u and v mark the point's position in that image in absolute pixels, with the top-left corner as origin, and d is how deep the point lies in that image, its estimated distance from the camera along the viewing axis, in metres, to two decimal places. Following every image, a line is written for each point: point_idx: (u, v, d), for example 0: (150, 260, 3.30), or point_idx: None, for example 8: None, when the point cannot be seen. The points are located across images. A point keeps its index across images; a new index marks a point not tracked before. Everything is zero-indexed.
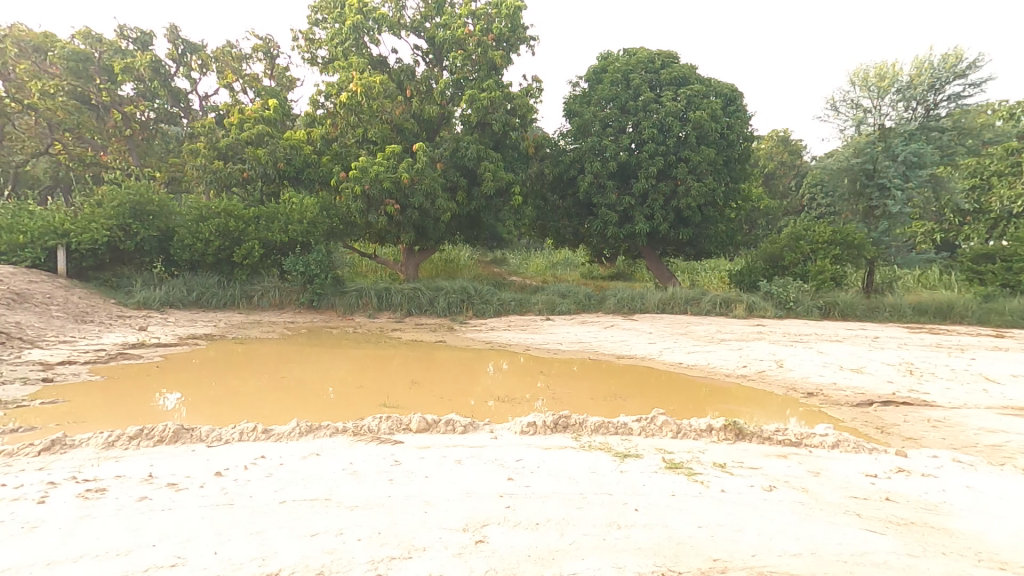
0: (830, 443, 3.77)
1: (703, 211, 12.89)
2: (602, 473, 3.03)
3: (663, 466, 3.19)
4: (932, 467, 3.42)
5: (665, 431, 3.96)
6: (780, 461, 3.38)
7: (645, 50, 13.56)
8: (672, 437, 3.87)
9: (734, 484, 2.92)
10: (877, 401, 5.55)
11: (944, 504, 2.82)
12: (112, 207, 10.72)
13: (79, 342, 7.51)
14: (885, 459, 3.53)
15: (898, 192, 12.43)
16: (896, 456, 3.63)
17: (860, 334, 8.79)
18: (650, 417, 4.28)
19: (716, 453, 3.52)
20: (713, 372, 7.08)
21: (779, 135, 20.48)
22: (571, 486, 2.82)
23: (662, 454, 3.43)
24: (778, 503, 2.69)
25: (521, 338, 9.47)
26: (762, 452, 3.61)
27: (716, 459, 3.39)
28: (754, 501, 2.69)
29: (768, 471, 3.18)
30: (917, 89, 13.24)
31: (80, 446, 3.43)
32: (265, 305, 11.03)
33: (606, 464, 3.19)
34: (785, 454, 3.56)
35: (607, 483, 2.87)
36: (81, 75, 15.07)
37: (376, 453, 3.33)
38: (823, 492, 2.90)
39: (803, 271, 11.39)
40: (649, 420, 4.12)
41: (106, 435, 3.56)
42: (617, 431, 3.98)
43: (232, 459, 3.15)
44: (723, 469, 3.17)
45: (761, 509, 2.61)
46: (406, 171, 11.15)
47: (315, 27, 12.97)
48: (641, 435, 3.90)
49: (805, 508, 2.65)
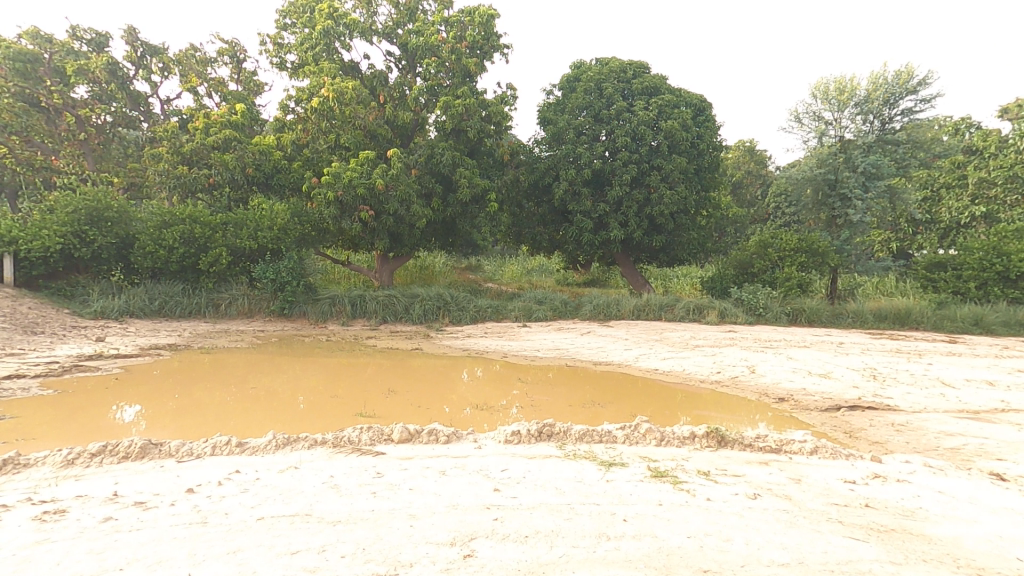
0: (808, 450, 3.85)
1: (675, 219, 13.16)
2: (589, 483, 3.02)
3: (648, 474, 3.20)
4: (905, 472, 3.53)
5: (648, 438, 3.97)
6: (762, 468, 3.44)
7: (617, 60, 13.85)
8: (655, 445, 3.88)
9: (719, 493, 2.94)
10: (844, 406, 5.73)
11: (920, 509, 2.91)
12: (67, 213, 10.20)
13: (30, 354, 7.11)
14: (862, 465, 3.63)
15: (859, 202, 12.48)
16: (871, 462, 3.73)
17: (826, 340, 9.08)
18: (632, 423, 4.30)
19: (699, 460, 3.56)
20: (689, 378, 7.19)
21: (745, 145, 21.05)
22: (558, 496, 2.80)
23: (646, 462, 3.44)
24: (763, 511, 2.72)
25: (498, 344, 9.43)
26: (743, 459, 3.66)
27: (699, 466, 3.42)
28: (740, 510, 2.72)
29: (752, 479, 3.22)
30: (873, 103, 13.36)
31: (35, 465, 3.20)
32: (233, 314, 10.70)
33: (592, 473, 3.18)
34: (766, 461, 3.63)
35: (593, 493, 2.86)
36: (30, 76, 14.39)
37: (357, 465, 3.24)
38: (805, 500, 2.95)
39: (771, 278, 11.75)
40: (633, 427, 4.13)
41: (64, 453, 3.34)
42: (602, 439, 3.98)
43: (204, 474, 3.02)
44: (707, 477, 3.21)
45: (746, 518, 2.64)
46: (380, 176, 10.98)
47: (284, 31, 12.74)
48: (625, 443, 3.90)
49: (790, 516, 2.69)
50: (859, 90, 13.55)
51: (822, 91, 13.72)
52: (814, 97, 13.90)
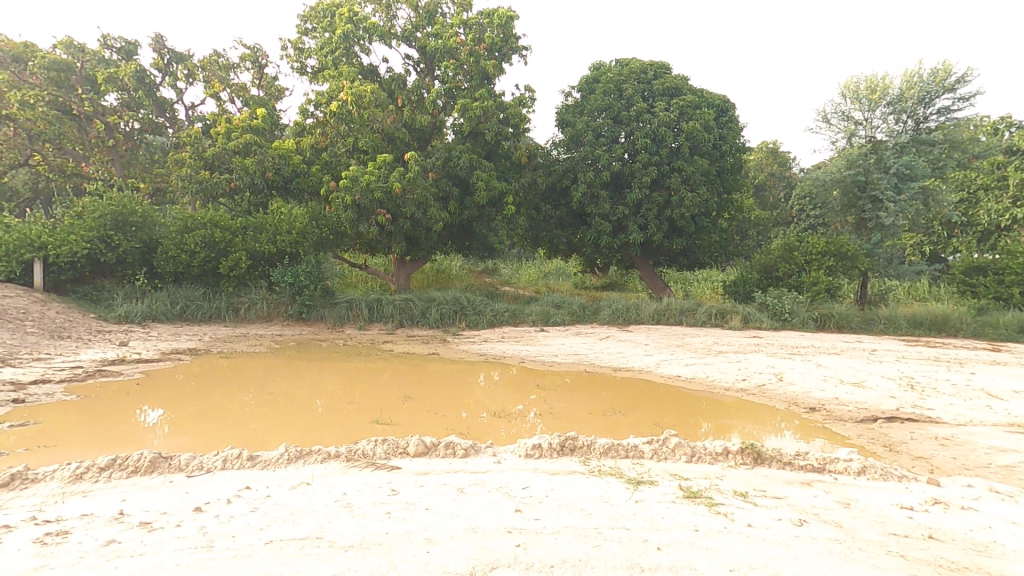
0: (855, 470, 3.61)
1: (696, 221, 12.89)
2: (616, 504, 2.85)
3: (680, 494, 3.01)
4: (969, 498, 3.27)
5: (678, 454, 3.78)
6: (806, 491, 3.22)
7: (637, 61, 13.64)
8: (686, 461, 3.69)
9: (760, 518, 2.74)
10: (881, 417, 5.45)
11: (994, 544, 2.66)
12: (93, 218, 10.35)
13: (55, 359, 7.19)
14: (918, 489, 3.38)
15: (892, 205, 12.08)
16: (928, 486, 3.47)
17: (857, 347, 8.73)
18: (660, 437, 4.11)
19: (735, 479, 3.35)
20: (713, 386, 6.94)
21: (768, 146, 20.59)
22: (585, 519, 2.64)
23: (678, 480, 3.25)
24: (812, 542, 2.51)
25: (515, 349, 9.28)
26: (784, 479, 3.44)
27: (736, 486, 3.22)
28: (786, 540, 2.51)
29: (794, 502, 3.01)
30: (907, 102, 12.74)
31: (43, 480, 3.14)
32: (251, 317, 10.77)
33: (619, 493, 3.00)
34: (809, 481, 3.41)
35: (623, 517, 2.68)
36: (63, 85, 14.88)
37: (372, 481, 3.12)
38: (858, 528, 2.73)
39: (797, 282, 11.41)
40: (661, 442, 3.94)
41: (73, 467, 3.28)
42: (628, 453, 3.80)
43: (213, 490, 2.93)
44: (745, 499, 3.00)
45: (793, 548, 2.44)
46: (397, 180, 10.95)
47: (305, 36, 12.84)
48: (653, 459, 3.72)
49: (843, 548, 2.48)
50: (892, 89, 12.99)
51: (852, 90, 13.20)
52: (843, 96, 13.42)
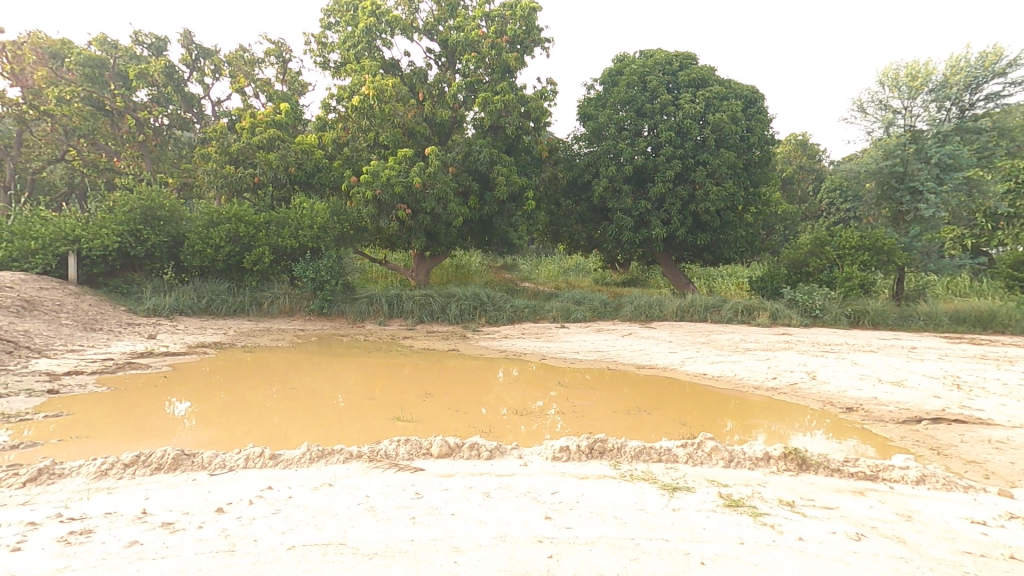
0: (913, 479, 3.40)
1: (721, 216, 12.57)
2: (653, 512, 2.71)
3: (721, 503, 2.85)
4: None
5: (715, 459, 3.62)
6: (860, 501, 3.02)
7: (662, 52, 13.34)
8: (724, 466, 3.53)
9: (811, 531, 2.57)
10: (925, 418, 5.20)
11: None
12: (124, 212, 10.55)
13: (87, 351, 7.33)
14: (989, 501, 3.14)
15: (932, 197, 11.49)
16: (999, 498, 3.23)
17: (895, 344, 8.37)
18: (695, 441, 3.95)
19: (779, 488, 3.18)
20: (742, 385, 6.72)
21: (797, 138, 19.92)
22: (621, 529, 2.51)
23: (717, 487, 3.09)
24: (873, 561, 2.33)
25: (536, 346, 9.16)
26: (832, 487, 3.25)
27: (781, 495, 3.04)
28: (842, 557, 2.34)
29: (847, 514, 2.83)
30: (952, 88, 12.18)
31: (69, 475, 3.14)
32: (274, 312, 10.86)
33: (655, 500, 2.86)
34: (861, 491, 3.21)
35: (661, 527, 2.55)
36: (97, 81, 15.06)
37: (395, 483, 3.04)
38: (922, 544, 2.54)
39: (829, 278, 11.04)
40: (696, 445, 3.78)
41: (98, 463, 3.27)
42: (661, 457, 3.65)
43: (236, 490, 2.89)
44: (792, 509, 2.83)
45: (851, 567, 2.27)
46: (418, 175, 10.91)
47: (328, 30, 12.86)
48: (689, 463, 3.57)
49: (907, 568, 2.29)
50: (935, 76, 12.37)
51: (891, 78, 12.58)
52: (881, 84, 12.84)
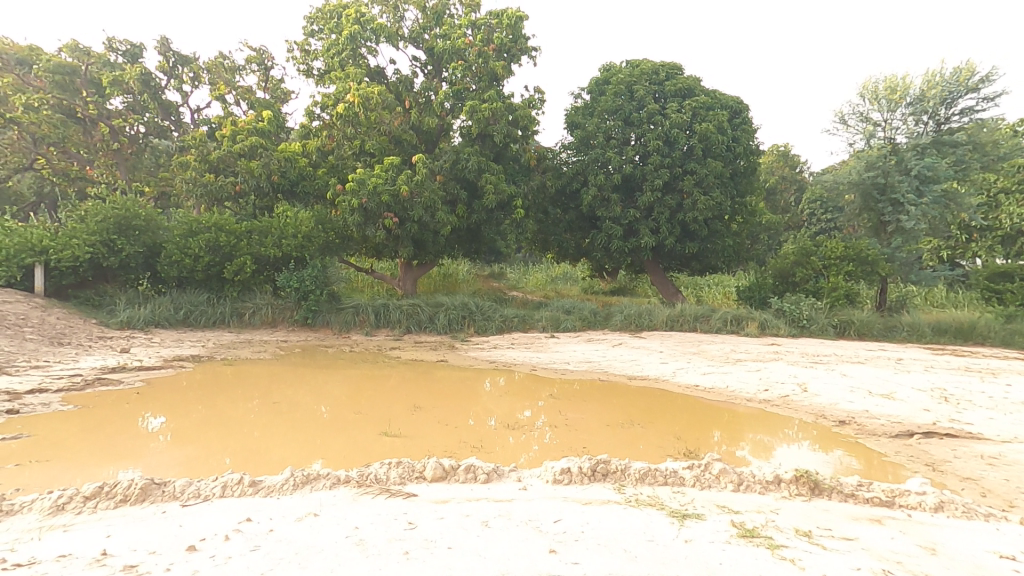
0: (931, 506, 3.31)
1: (709, 225, 12.59)
2: (663, 544, 2.58)
3: (735, 533, 2.73)
4: None
5: (723, 482, 3.51)
6: (880, 532, 2.92)
7: (648, 63, 13.41)
8: (733, 490, 3.43)
9: (831, 565, 2.45)
10: (919, 432, 5.16)
11: None
12: (96, 222, 10.19)
13: (53, 367, 6.99)
14: (1011, 531, 3.05)
15: (913, 208, 11.55)
16: (1019, 527, 3.14)
17: (883, 356, 8.40)
18: (699, 462, 3.84)
19: (793, 515, 3.06)
20: (734, 396, 6.65)
21: (779, 149, 20.32)
22: (631, 564, 2.36)
23: (728, 515, 2.97)
24: None
25: (525, 356, 9.01)
26: (847, 514, 3.15)
27: (796, 524, 2.93)
28: None
29: (868, 546, 2.72)
30: (929, 102, 12.44)
31: (20, 512, 2.89)
32: (256, 323, 10.56)
33: (665, 530, 2.73)
34: (879, 518, 3.12)
35: (674, 562, 2.40)
36: (68, 88, 14.74)
37: (387, 511, 2.86)
38: None
39: (815, 288, 11.12)
40: (702, 467, 3.68)
41: (54, 496, 3.02)
42: (666, 480, 3.53)
43: (209, 522, 2.68)
44: (810, 541, 2.71)
45: None
46: (405, 183, 10.77)
47: (311, 37, 12.69)
48: (696, 487, 3.46)
49: None
50: (912, 89, 12.67)
51: (871, 91, 12.82)
52: (861, 97, 13.04)
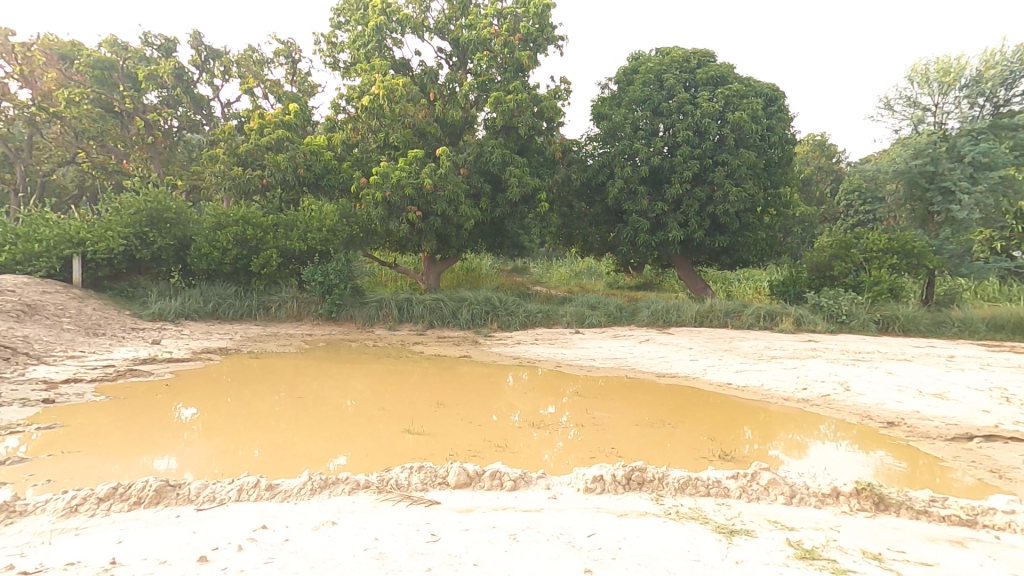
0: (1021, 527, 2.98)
1: (740, 218, 12.14)
2: (710, 565, 2.36)
3: (792, 554, 2.50)
4: None
5: (773, 494, 3.27)
6: (963, 556, 2.64)
7: (679, 50, 12.99)
8: (784, 503, 3.18)
9: None
10: (979, 436, 4.78)
11: None
12: (130, 215, 10.40)
13: (88, 357, 7.12)
14: None
15: (965, 196, 10.99)
16: None
17: (932, 353, 7.91)
18: (743, 471, 3.60)
19: (857, 535, 2.80)
20: (770, 395, 6.32)
21: (816, 139, 19.53)
22: None
23: (782, 532, 2.75)
24: None
25: (550, 352, 8.81)
26: (921, 534, 2.88)
27: (861, 545, 2.68)
28: None
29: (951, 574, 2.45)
30: (988, 83, 11.44)
31: (33, 513, 2.84)
32: (282, 316, 10.63)
33: (713, 549, 2.51)
34: (959, 540, 2.83)
35: None
36: (106, 83, 14.89)
37: (408, 521, 2.72)
38: None
39: (855, 282, 10.62)
40: (749, 477, 3.44)
41: (68, 497, 2.97)
42: (709, 491, 3.31)
43: (224, 530, 2.59)
44: (882, 566, 2.46)
45: None
46: (428, 176, 10.66)
47: (338, 30, 12.67)
48: (742, 499, 3.22)
49: None
50: (968, 70, 11.72)
51: (920, 73, 12.13)
52: (909, 81, 12.34)
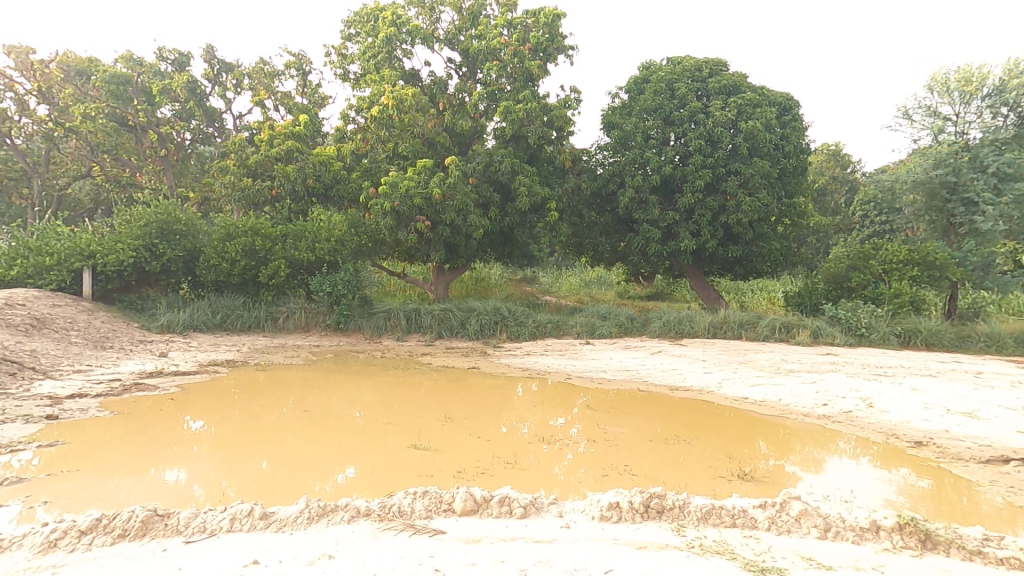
0: None
1: (754, 227, 11.92)
2: None
3: None
4: None
5: (805, 527, 3.07)
6: None
7: (691, 59, 12.89)
8: (818, 538, 2.97)
9: None
10: (1016, 459, 4.53)
11: None
12: (139, 227, 10.43)
13: (95, 371, 7.07)
14: None
15: (989, 207, 10.68)
16: None
17: (958, 369, 7.61)
18: (769, 498, 3.38)
19: None
20: (789, 411, 6.08)
21: (830, 148, 19.30)
22: None
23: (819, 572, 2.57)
24: None
25: (560, 363, 8.63)
26: None
27: None
28: None
29: None
30: (1011, 93, 11.08)
31: (11, 548, 2.72)
32: (290, 327, 10.57)
33: None
34: None
35: None
36: (121, 97, 15.03)
37: (410, 554, 2.58)
38: None
39: (875, 294, 10.33)
40: (778, 507, 3.23)
41: (47, 530, 2.85)
42: (734, 521, 3.12)
43: (211, 566, 2.46)
44: None
45: None
46: (437, 185, 10.59)
47: (348, 41, 12.74)
48: (771, 531, 3.03)
49: None
50: (991, 80, 11.43)
51: (941, 82, 11.89)
52: (930, 90, 12.11)
